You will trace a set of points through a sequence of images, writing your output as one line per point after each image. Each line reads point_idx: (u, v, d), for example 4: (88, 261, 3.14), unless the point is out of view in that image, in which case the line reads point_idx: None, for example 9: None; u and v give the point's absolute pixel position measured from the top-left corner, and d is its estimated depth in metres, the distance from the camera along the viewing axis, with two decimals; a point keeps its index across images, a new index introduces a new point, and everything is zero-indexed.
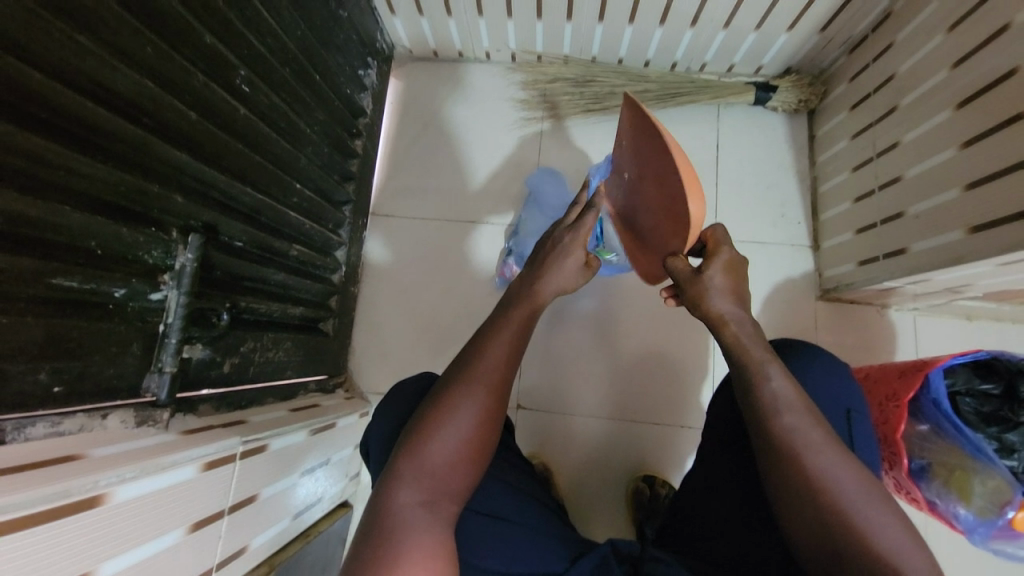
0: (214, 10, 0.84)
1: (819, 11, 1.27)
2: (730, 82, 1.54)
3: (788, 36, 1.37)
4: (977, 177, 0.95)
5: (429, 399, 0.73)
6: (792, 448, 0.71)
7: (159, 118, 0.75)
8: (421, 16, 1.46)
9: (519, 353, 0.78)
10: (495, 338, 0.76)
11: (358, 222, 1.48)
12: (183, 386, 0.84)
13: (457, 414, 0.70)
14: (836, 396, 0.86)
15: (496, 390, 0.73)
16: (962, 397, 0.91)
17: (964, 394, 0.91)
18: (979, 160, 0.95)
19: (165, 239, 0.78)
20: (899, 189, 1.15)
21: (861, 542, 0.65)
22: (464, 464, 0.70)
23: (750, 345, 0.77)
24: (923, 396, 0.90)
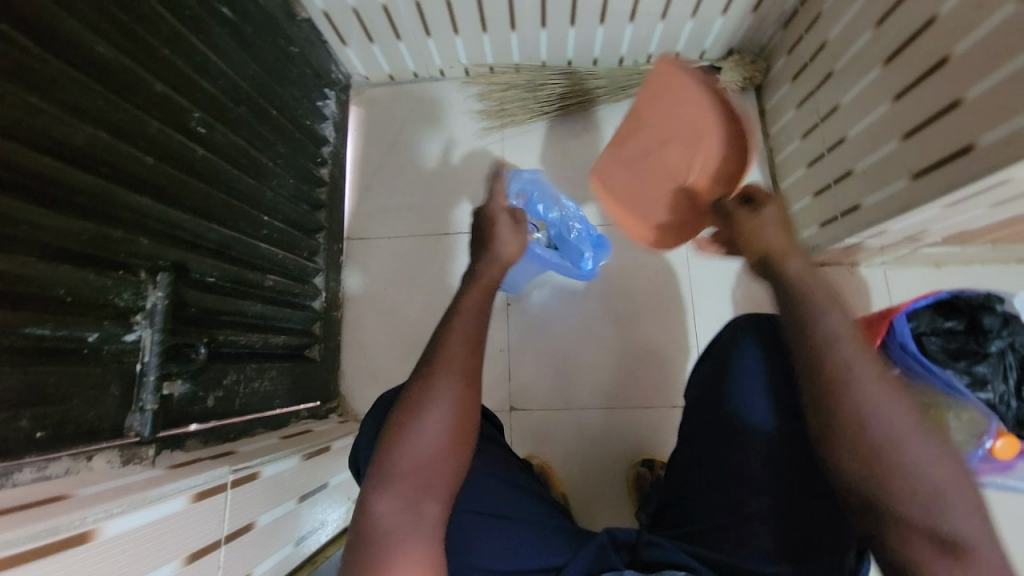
0: (161, 59, 0.88)
1: None
2: None
3: (723, 18, 1.42)
4: (912, 126, 0.99)
5: (399, 407, 0.74)
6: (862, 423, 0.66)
7: (117, 167, 0.78)
8: (371, 43, 1.51)
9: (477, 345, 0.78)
10: (451, 337, 0.78)
11: (332, 248, 1.51)
12: (168, 423, 0.86)
13: (425, 418, 0.71)
14: None
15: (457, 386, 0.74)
16: (930, 337, 0.92)
17: (930, 333, 0.92)
18: (911, 110, 0.99)
19: (133, 281, 0.80)
20: (845, 149, 1.19)
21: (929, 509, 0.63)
22: (441, 467, 0.71)
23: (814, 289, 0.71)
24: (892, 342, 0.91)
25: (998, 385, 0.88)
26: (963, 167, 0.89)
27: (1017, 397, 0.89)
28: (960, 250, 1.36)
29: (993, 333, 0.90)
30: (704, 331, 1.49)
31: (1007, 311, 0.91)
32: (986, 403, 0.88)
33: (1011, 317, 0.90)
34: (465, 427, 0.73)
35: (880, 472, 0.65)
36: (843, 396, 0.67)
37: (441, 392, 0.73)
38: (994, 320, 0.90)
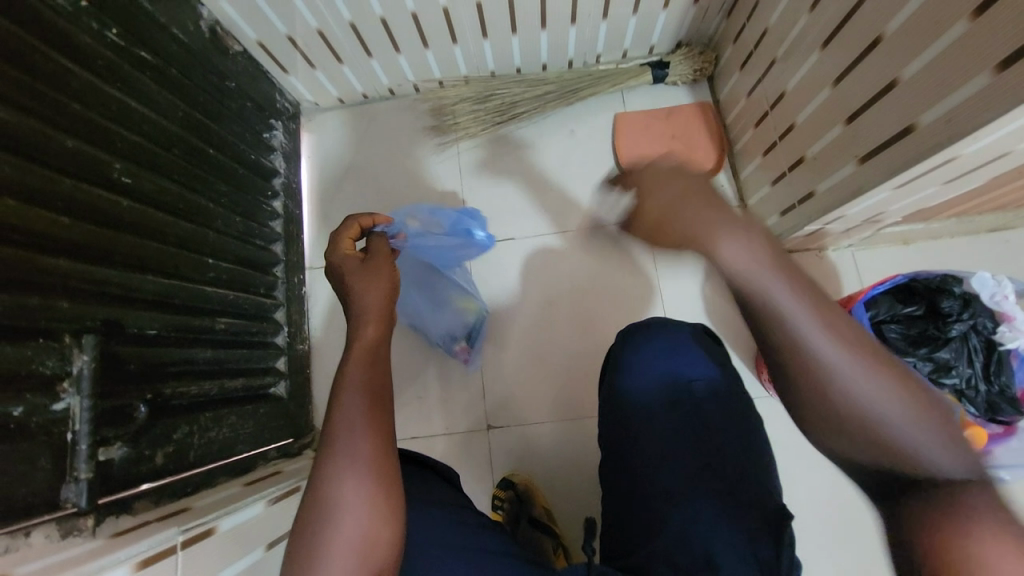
0: (74, 113, 0.85)
1: None
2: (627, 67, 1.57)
3: (666, 13, 1.40)
4: (853, 110, 0.97)
5: (309, 486, 0.71)
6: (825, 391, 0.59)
7: (31, 231, 0.76)
8: (314, 69, 1.48)
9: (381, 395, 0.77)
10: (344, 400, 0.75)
11: (292, 280, 1.48)
12: (111, 488, 0.83)
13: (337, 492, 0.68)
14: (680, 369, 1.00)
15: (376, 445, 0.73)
16: (889, 327, 0.91)
17: (889, 321, 0.90)
18: (851, 93, 0.97)
19: (59, 345, 0.78)
20: (795, 136, 1.17)
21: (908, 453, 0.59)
22: (373, 538, 0.67)
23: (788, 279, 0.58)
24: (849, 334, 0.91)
25: (961, 368, 0.88)
26: (908, 148, 0.87)
27: (985, 379, 0.88)
28: (927, 229, 1.33)
29: (953, 317, 0.87)
30: None
31: (972, 291, 0.87)
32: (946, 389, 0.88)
33: (974, 297, 0.87)
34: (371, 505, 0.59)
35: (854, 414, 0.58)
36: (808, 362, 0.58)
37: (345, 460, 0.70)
38: (954, 302, 0.87)
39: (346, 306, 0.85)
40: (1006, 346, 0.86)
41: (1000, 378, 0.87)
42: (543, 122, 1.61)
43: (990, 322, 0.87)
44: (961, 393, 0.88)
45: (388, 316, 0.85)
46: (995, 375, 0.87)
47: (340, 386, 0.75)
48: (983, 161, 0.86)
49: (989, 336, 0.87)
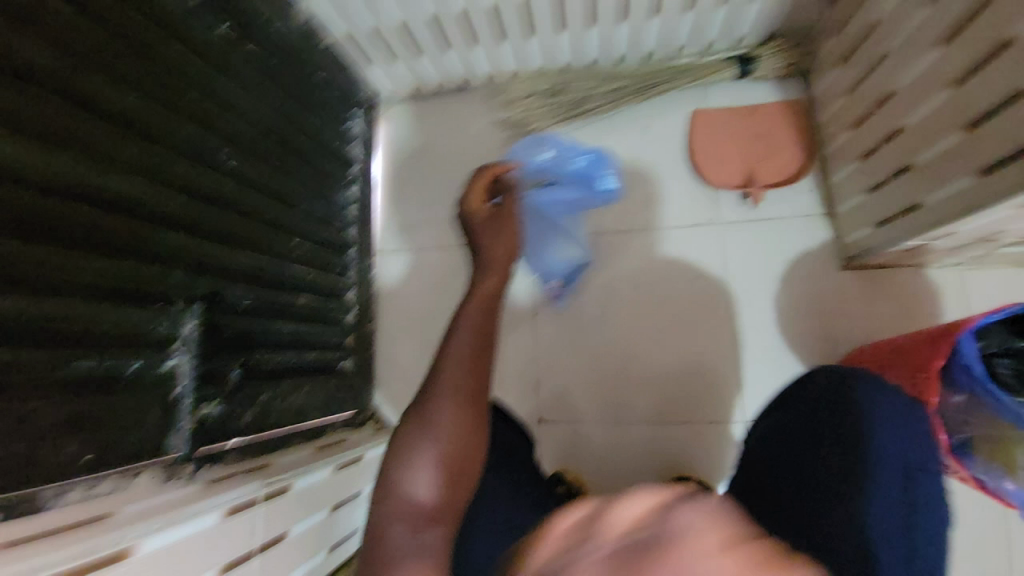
0: (190, 103, 0.94)
1: None
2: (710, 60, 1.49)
3: (759, 2, 1.31)
4: (978, 115, 0.86)
5: (415, 400, 0.82)
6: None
7: (155, 209, 0.85)
8: (394, 61, 1.53)
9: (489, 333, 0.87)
10: (458, 343, 0.84)
11: (363, 263, 1.57)
12: (205, 441, 0.93)
13: (441, 396, 0.80)
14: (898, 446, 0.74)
15: (473, 373, 0.82)
16: (1000, 360, 0.84)
17: (1000, 355, 0.84)
18: (975, 97, 0.86)
19: (167, 313, 0.87)
20: (901, 141, 1.06)
21: None
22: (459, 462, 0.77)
23: None
24: (954, 367, 0.82)
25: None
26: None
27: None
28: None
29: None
30: (745, 342, 1.39)
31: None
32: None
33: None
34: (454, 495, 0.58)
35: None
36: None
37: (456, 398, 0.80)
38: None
39: (473, 252, 0.99)
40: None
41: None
42: (616, 117, 1.57)
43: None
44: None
45: (506, 269, 0.98)
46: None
47: (457, 320, 0.87)
48: None
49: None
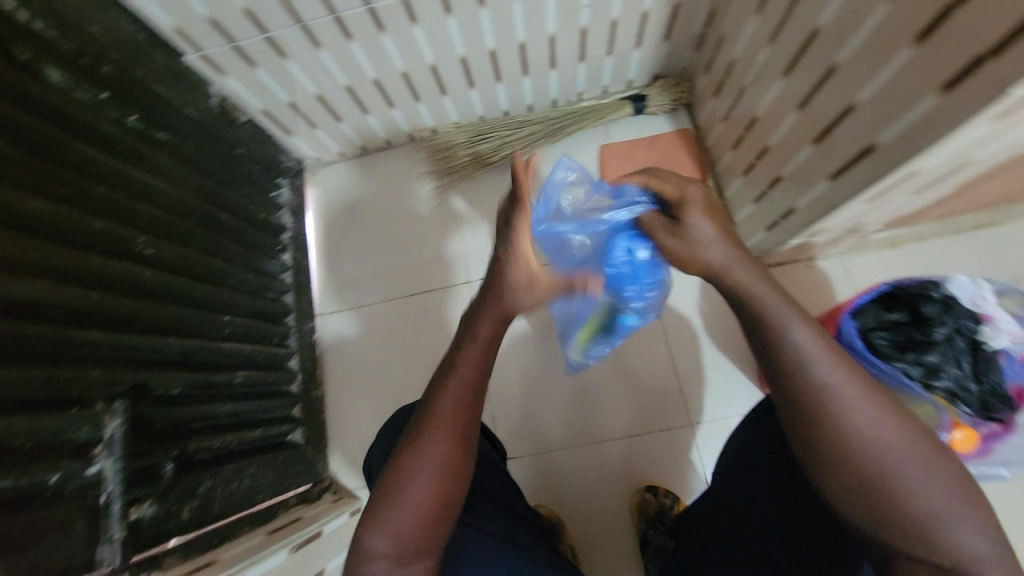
0: (99, 197, 0.93)
1: (655, 26, 1.40)
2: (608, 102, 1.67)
3: (638, 51, 1.49)
4: (819, 131, 1.02)
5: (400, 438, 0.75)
6: (858, 411, 0.61)
7: (66, 308, 0.83)
8: (314, 129, 1.58)
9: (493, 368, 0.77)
10: (457, 379, 0.74)
11: (303, 327, 1.55)
12: (139, 544, 0.87)
13: (428, 438, 0.71)
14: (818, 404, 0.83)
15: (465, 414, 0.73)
16: (877, 331, 0.93)
17: (877, 328, 0.94)
18: (815, 117, 1.02)
19: (91, 415, 0.84)
20: (770, 156, 1.22)
21: (889, 499, 0.60)
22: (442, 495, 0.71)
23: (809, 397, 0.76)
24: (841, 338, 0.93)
25: (954, 371, 0.89)
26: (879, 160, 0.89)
27: (980, 379, 0.88)
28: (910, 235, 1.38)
29: (936, 322, 0.91)
30: (680, 348, 1.49)
31: (949, 292, 0.92)
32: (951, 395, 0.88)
33: (953, 299, 0.91)
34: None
35: (880, 455, 0.60)
36: (823, 411, 0.62)
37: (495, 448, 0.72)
38: (935, 307, 0.92)
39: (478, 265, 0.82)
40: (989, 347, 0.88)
41: (993, 377, 0.88)
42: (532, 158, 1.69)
43: (970, 323, 0.90)
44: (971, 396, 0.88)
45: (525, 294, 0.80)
46: (988, 374, 0.88)
47: (455, 356, 0.76)
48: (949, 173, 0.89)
49: (974, 337, 0.90)
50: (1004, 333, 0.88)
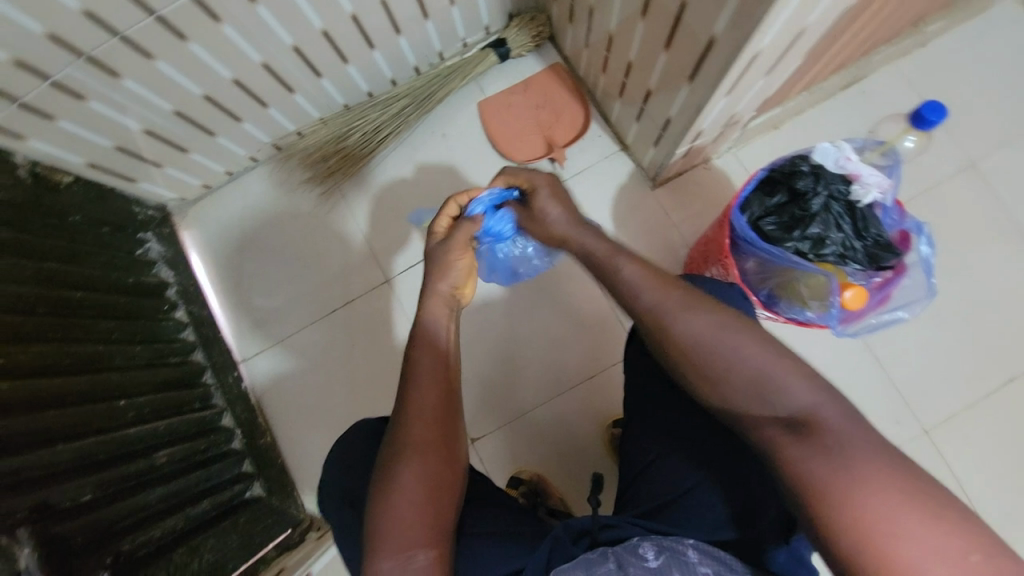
0: None
1: (358, 26, 0.86)
2: (469, 47, 1.06)
3: (411, 27, 0.92)
4: (654, 128, 0.87)
5: (318, 294, 1.05)
6: (424, 392, 0.57)
7: None
8: None
9: (380, 365, 1.02)
10: (366, 272, 1.05)
11: None
12: None
13: (326, 309, 1.04)
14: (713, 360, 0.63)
15: (359, 298, 1.04)
16: (766, 223, 0.63)
17: (764, 219, 0.64)
18: (642, 113, 0.88)
19: (148, 223, 0.99)
20: (743, 135, 0.97)
21: (403, 528, 0.51)
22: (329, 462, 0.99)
23: (752, 364, 0.49)
24: (740, 243, 0.65)
25: (837, 236, 0.62)
26: (694, 91, 0.69)
27: (858, 237, 0.62)
28: (788, 113, 0.98)
29: (811, 193, 0.62)
30: None
31: (821, 165, 0.64)
32: (816, 260, 0.62)
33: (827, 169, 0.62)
34: (266, 354, 1.03)
35: (412, 427, 0.55)
36: (416, 411, 0.56)
37: (327, 308, 1.04)
38: (809, 178, 0.63)
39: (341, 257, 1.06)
40: (863, 204, 0.62)
41: (874, 230, 0.62)
42: None
43: (843, 185, 0.62)
44: (824, 253, 0.62)
45: (382, 266, 1.05)
46: (869, 227, 0.62)
47: (362, 260, 1.05)
48: (707, 354, 0.51)
49: (847, 200, 0.62)
50: (878, 186, 0.62)
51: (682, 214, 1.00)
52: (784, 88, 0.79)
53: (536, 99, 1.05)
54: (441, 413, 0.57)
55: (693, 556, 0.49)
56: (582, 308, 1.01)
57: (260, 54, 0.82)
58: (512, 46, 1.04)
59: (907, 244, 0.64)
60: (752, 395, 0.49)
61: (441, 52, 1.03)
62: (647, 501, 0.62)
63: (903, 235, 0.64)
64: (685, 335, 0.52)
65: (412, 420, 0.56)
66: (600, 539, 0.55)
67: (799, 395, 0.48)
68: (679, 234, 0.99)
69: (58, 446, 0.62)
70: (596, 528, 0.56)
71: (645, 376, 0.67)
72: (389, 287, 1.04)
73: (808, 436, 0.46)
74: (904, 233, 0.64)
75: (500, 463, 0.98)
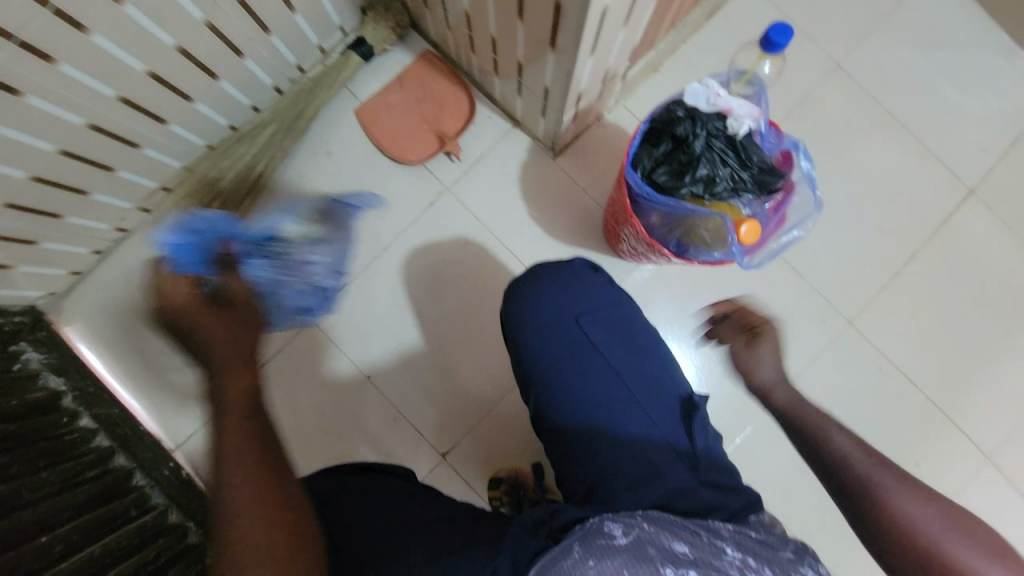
0: None
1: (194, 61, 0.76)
2: (328, 54, 0.97)
3: (256, 49, 0.83)
4: (538, 100, 0.85)
5: None
6: (239, 490, 0.53)
7: None
8: None
9: (328, 409, 0.97)
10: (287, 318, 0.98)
11: None
12: None
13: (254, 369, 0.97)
14: (617, 336, 0.69)
15: (287, 347, 0.98)
16: (659, 174, 0.63)
17: (654, 170, 0.63)
18: (523, 88, 0.85)
19: (18, 331, 0.87)
20: (627, 86, 0.96)
21: None
22: None
23: (922, 528, 0.59)
24: (641, 201, 0.65)
25: (724, 172, 0.62)
26: (562, 58, 0.66)
27: (744, 167, 0.63)
28: (664, 54, 0.98)
29: (691, 135, 0.63)
30: None
31: (694, 107, 0.64)
32: (712, 201, 0.63)
33: (700, 111, 0.63)
34: (199, 434, 0.95)
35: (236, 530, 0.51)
36: (234, 517, 0.52)
37: None
38: (686, 122, 0.63)
39: None
40: (740, 135, 0.63)
41: (757, 158, 0.63)
42: None
43: (720, 121, 0.63)
44: (720, 192, 0.62)
45: None
46: (751, 156, 0.63)
47: None
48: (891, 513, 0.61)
49: (726, 134, 0.63)
50: (750, 115, 0.63)
51: (590, 178, 0.99)
52: (651, 32, 0.79)
53: (415, 94, 0.99)
54: (266, 509, 0.53)
55: (651, 529, 0.51)
56: None
57: (82, 117, 0.71)
58: (372, 43, 0.97)
59: (790, 163, 0.66)
60: (920, 533, 0.58)
61: (299, 66, 0.94)
62: (578, 485, 0.64)
63: (785, 156, 0.66)
64: (892, 514, 0.60)
65: (228, 523, 0.52)
66: (556, 526, 0.54)
67: (927, 521, 0.59)
68: (591, 198, 0.99)
69: None
70: (551, 515, 0.56)
71: (564, 341, 0.68)
72: (316, 327, 0.98)
73: (961, 537, 0.57)
74: (785, 152, 0.66)
75: (476, 469, 0.97)
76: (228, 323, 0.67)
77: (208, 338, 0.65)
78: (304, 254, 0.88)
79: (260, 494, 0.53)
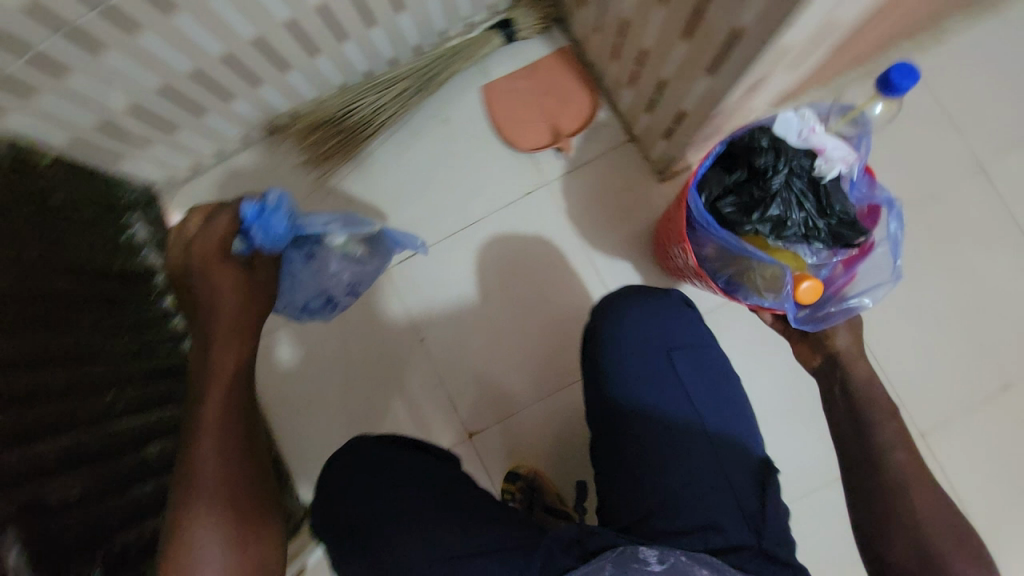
0: None
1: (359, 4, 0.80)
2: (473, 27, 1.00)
3: (414, 6, 0.87)
4: (666, 121, 0.84)
5: None
6: (207, 453, 0.57)
7: None
8: None
9: (376, 357, 1.00)
10: None
11: None
12: None
13: None
14: (703, 376, 0.71)
15: None
16: (725, 203, 0.67)
17: (721, 197, 0.67)
18: (655, 105, 0.85)
19: (133, 206, 0.94)
20: None
21: None
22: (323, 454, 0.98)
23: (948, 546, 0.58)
24: (699, 227, 0.69)
25: (797, 216, 0.65)
26: (713, 84, 0.66)
27: (819, 214, 0.66)
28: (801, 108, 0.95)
29: (771, 170, 0.65)
30: None
31: (782, 136, 0.66)
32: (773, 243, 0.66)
33: (787, 145, 0.65)
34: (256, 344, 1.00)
35: (202, 490, 0.56)
36: (200, 483, 0.56)
37: None
38: (769, 155, 0.65)
39: None
40: (826, 180, 0.66)
41: (837, 207, 0.66)
42: None
43: (807, 160, 0.66)
44: (786, 233, 0.65)
45: None
46: (831, 204, 0.66)
47: None
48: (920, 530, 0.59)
49: (810, 174, 0.66)
50: (842, 160, 0.66)
51: None
52: (803, 83, 0.77)
53: (542, 85, 1.01)
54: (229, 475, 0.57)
55: (688, 562, 0.52)
56: (584, 303, 0.99)
57: (252, 29, 0.76)
58: (518, 28, 0.99)
59: (875, 220, 0.69)
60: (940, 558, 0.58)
61: (444, 32, 0.98)
62: (628, 512, 0.65)
63: (871, 210, 0.69)
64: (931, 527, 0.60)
65: (194, 481, 0.56)
66: (590, 546, 0.54)
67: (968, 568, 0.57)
68: None
69: (42, 444, 0.59)
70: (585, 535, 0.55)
71: (650, 367, 0.70)
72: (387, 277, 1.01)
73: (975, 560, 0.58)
74: (872, 206, 0.69)
75: (497, 457, 0.98)
76: (238, 302, 0.66)
77: (208, 296, 0.66)
78: (336, 266, 0.86)
79: (226, 460, 0.58)
